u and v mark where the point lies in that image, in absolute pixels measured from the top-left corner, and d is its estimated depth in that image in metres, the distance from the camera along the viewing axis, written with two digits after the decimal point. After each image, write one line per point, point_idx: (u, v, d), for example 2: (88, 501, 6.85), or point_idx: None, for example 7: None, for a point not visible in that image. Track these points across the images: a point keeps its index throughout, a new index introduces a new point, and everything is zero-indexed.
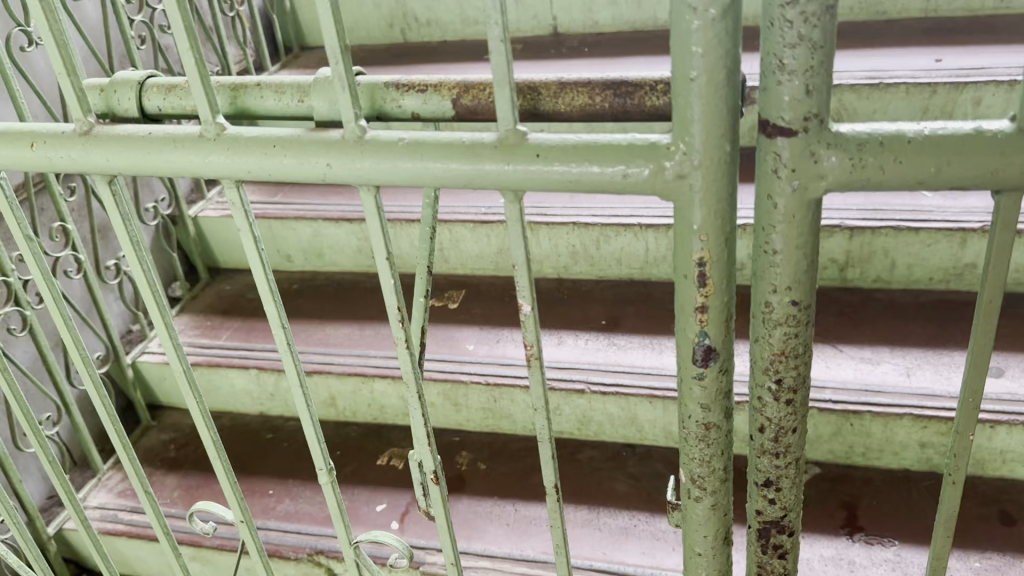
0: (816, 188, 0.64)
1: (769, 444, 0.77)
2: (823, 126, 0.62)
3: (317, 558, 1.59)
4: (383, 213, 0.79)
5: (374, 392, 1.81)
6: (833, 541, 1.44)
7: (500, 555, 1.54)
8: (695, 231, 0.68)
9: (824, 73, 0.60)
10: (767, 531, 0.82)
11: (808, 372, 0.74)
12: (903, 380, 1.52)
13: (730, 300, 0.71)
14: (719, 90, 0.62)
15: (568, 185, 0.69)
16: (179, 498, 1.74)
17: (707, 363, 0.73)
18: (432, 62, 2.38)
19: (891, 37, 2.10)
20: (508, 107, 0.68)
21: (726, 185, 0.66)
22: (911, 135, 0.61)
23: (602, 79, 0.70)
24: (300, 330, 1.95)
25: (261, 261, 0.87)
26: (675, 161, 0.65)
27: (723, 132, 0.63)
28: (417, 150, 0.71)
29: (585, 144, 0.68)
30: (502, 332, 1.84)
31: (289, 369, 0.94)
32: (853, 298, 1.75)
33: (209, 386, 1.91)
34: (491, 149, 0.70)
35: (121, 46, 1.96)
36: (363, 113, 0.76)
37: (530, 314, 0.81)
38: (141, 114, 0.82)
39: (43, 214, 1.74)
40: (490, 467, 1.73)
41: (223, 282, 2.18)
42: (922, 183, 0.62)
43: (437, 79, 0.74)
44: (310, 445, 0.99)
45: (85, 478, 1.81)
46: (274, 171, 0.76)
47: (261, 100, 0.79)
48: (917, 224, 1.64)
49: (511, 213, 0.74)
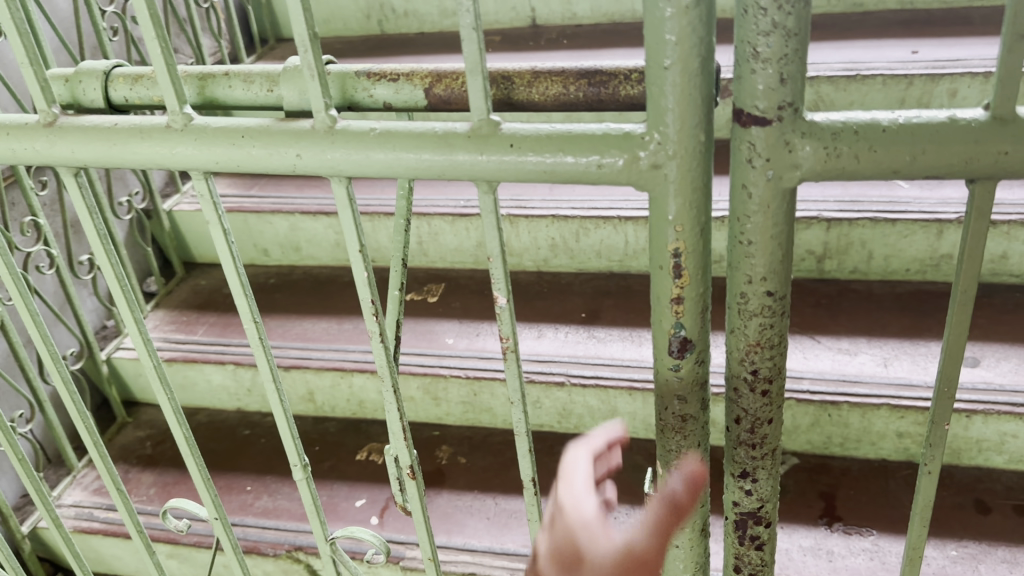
0: (791, 178, 0.63)
1: (745, 436, 0.77)
2: (797, 115, 0.61)
3: (296, 554, 1.58)
4: (355, 204, 0.78)
5: (353, 386, 1.80)
6: (811, 531, 1.45)
7: (481, 548, 1.54)
8: (670, 221, 0.67)
9: (798, 61, 0.60)
10: (744, 522, 0.83)
11: (785, 362, 0.74)
12: (881, 371, 1.53)
13: (706, 291, 0.71)
14: (693, 79, 0.61)
15: (542, 176, 0.68)
16: (156, 495, 1.72)
17: (683, 354, 0.73)
18: (410, 53, 2.36)
19: (867, 29, 2.11)
20: (481, 96, 0.67)
21: (701, 175, 0.66)
22: (885, 124, 0.61)
23: (575, 69, 0.69)
24: (278, 325, 1.93)
25: (231, 255, 0.86)
26: (650, 151, 0.65)
27: (698, 121, 0.63)
28: (388, 140, 0.70)
29: (559, 133, 0.67)
30: (481, 326, 1.84)
31: (262, 364, 0.92)
32: (830, 290, 1.76)
33: (185, 382, 1.89)
34: (463, 140, 0.69)
35: (92, 37, 1.93)
36: (334, 102, 0.75)
37: (506, 307, 0.80)
38: (106, 105, 0.80)
39: (14, 208, 1.71)
40: (470, 461, 1.73)
41: (199, 276, 2.15)
42: (897, 172, 0.62)
43: (408, 68, 0.73)
44: (284, 440, 0.98)
45: (59, 476, 1.79)
46: (243, 162, 0.75)
47: (229, 90, 0.78)
48: (893, 215, 1.65)
49: (486, 204, 0.74)
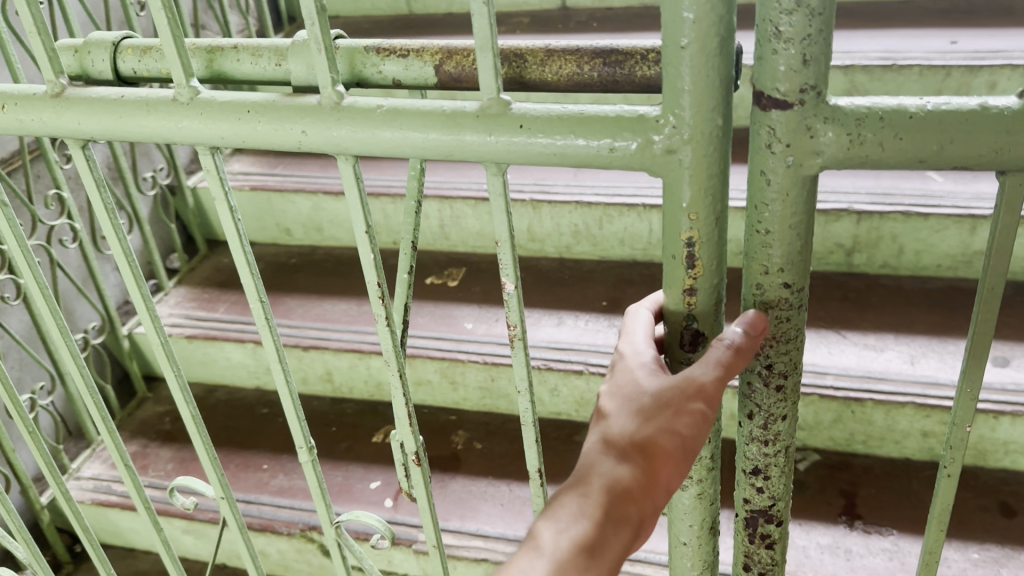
0: (812, 165, 0.61)
1: (758, 432, 0.75)
2: (820, 99, 0.59)
3: (310, 534, 1.59)
4: (361, 183, 0.76)
5: (370, 368, 1.80)
6: (830, 529, 1.43)
7: (494, 535, 1.53)
8: (684, 210, 0.65)
9: (822, 42, 0.57)
10: (755, 519, 0.81)
11: (801, 357, 0.71)
12: (907, 368, 1.50)
13: (720, 282, 0.69)
14: (712, 58, 0.59)
15: (552, 159, 0.66)
16: (173, 471, 1.73)
17: (695, 347, 0.71)
18: (438, 34, 2.34)
19: (905, 17, 2.05)
20: (492, 74, 0.65)
21: (717, 161, 0.63)
22: (913, 110, 0.58)
23: (590, 48, 0.67)
24: (298, 305, 1.94)
25: (237, 233, 0.85)
26: (665, 136, 0.63)
27: (715, 105, 0.61)
28: (396, 117, 0.69)
29: (570, 114, 0.65)
30: (501, 311, 1.82)
31: (267, 344, 0.92)
32: (858, 284, 1.72)
33: (206, 359, 1.90)
34: (472, 119, 0.67)
35: (119, 12, 1.93)
36: (341, 78, 0.73)
37: (513, 293, 0.78)
38: (115, 76, 0.80)
39: (39, 180, 1.73)
40: (486, 447, 1.72)
41: (222, 253, 2.16)
42: (923, 162, 0.59)
43: (418, 44, 0.71)
44: (290, 422, 0.97)
45: (79, 449, 1.81)
46: (249, 137, 0.74)
47: (237, 64, 0.77)
48: (926, 209, 1.61)
49: (494, 187, 0.72)
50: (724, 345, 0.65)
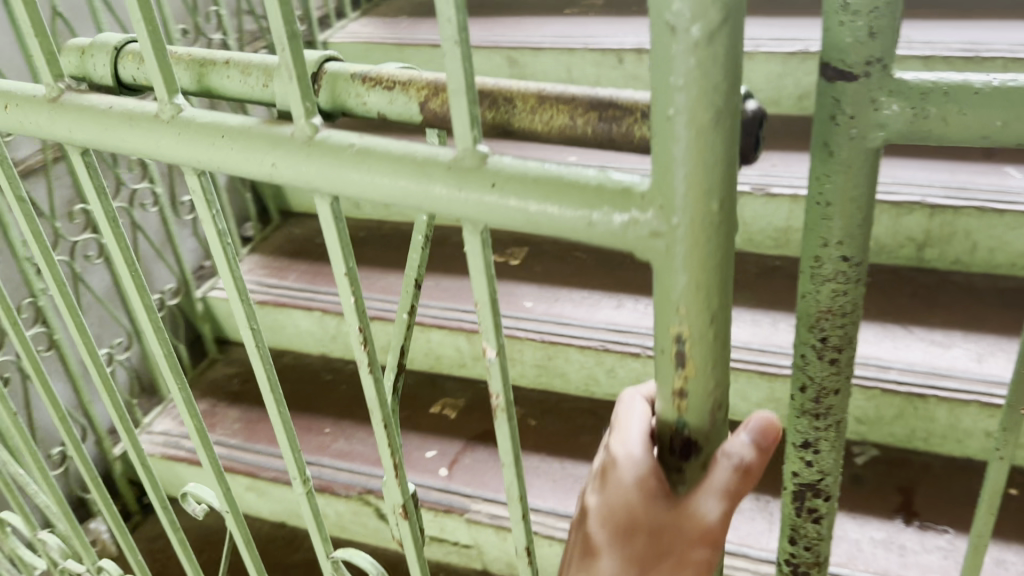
0: (877, 137, 0.56)
1: (809, 405, 0.68)
2: (885, 72, 0.54)
3: (367, 497, 1.64)
4: (342, 221, 0.71)
5: (431, 341, 1.84)
6: (884, 524, 1.42)
7: (546, 509, 1.56)
8: (673, 304, 0.56)
9: (890, 15, 0.52)
10: (802, 493, 0.73)
11: (857, 333, 0.65)
12: (974, 366, 1.47)
13: (718, 381, 0.59)
14: (709, 135, 0.50)
15: (524, 223, 0.59)
16: (239, 430, 1.80)
17: (685, 454, 0.62)
18: (511, 16, 2.36)
19: (993, 8, 1.99)
20: (467, 124, 0.58)
21: (717, 250, 0.54)
22: (979, 86, 0.52)
23: (587, 97, 0.58)
24: (364, 276, 1.99)
25: (227, 258, 0.80)
26: (649, 215, 0.54)
27: (712, 186, 0.52)
28: (365, 158, 0.64)
29: (547, 177, 0.57)
30: (562, 291, 1.84)
31: (261, 378, 0.86)
32: (928, 280, 1.69)
33: (275, 325, 1.98)
34: (444, 169, 0.61)
35: None
36: (322, 105, 0.68)
37: (495, 359, 0.69)
38: (116, 82, 0.78)
39: None
40: (541, 424, 1.74)
41: (294, 225, 2.23)
42: (988, 139, 0.53)
43: (407, 77, 0.65)
44: (286, 455, 0.92)
45: (152, 405, 1.90)
46: (223, 163, 0.71)
47: (227, 81, 0.72)
48: (1003, 206, 1.57)
49: (473, 248, 0.64)
50: (728, 479, 0.59)
